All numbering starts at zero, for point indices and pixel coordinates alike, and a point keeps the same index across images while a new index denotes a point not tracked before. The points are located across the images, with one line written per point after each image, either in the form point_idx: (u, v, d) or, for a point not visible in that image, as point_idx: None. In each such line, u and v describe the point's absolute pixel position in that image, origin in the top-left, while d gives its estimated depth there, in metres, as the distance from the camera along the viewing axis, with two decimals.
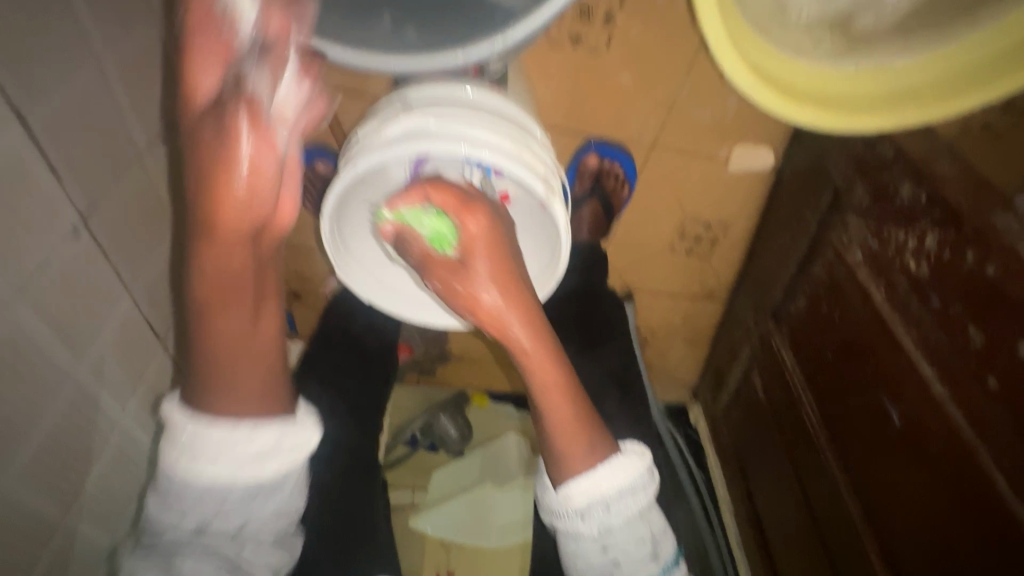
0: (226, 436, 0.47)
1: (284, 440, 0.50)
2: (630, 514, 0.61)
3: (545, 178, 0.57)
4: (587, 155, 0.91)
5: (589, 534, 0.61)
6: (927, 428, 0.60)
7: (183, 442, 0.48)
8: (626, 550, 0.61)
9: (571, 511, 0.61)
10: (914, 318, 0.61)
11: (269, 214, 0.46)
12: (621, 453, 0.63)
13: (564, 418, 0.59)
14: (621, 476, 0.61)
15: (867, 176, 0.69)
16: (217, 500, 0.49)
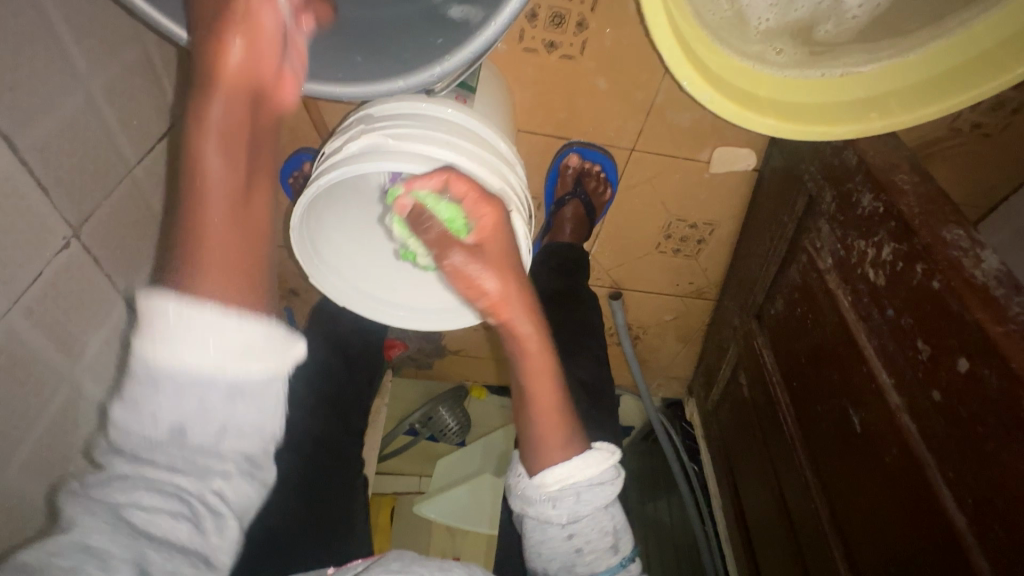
0: (205, 317, 0.39)
1: (264, 338, 0.42)
2: (597, 505, 0.63)
3: (503, 191, 0.59)
4: (569, 156, 0.94)
5: (558, 520, 0.63)
6: (883, 436, 0.61)
7: (156, 326, 0.39)
8: (588, 538, 0.63)
9: (545, 495, 0.63)
10: (875, 326, 0.62)
11: (264, 85, 0.47)
12: (597, 446, 0.66)
13: (544, 399, 0.64)
14: (593, 468, 0.64)
15: (835, 183, 0.68)
16: (193, 390, 0.39)
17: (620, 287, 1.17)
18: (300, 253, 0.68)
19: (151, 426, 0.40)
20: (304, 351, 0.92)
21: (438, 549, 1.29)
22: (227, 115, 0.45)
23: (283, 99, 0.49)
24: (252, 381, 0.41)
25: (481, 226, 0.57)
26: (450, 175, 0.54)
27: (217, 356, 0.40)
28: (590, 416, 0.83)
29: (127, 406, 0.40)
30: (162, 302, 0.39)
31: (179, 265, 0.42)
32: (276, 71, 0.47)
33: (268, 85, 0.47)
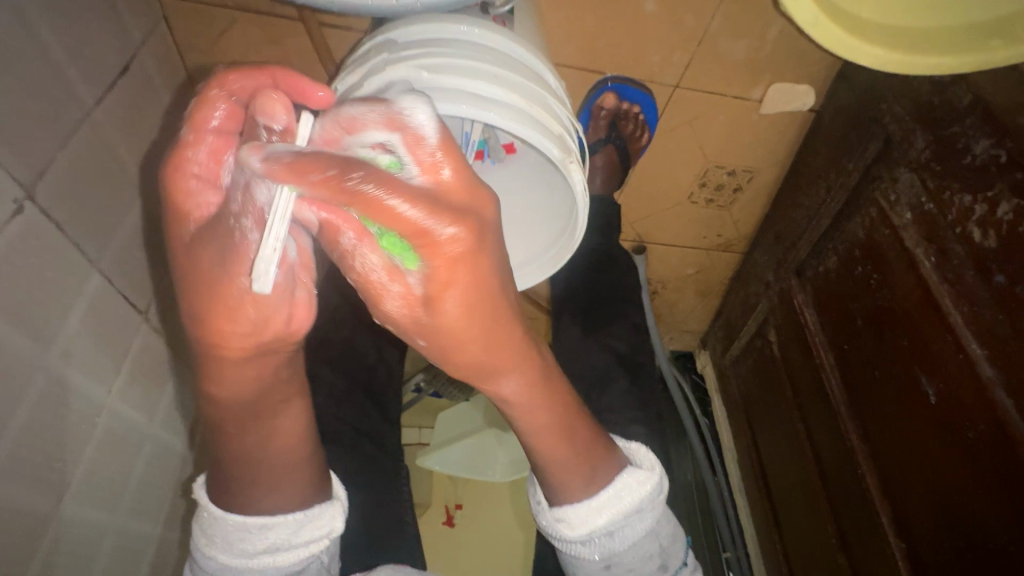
0: (241, 529, 0.50)
1: (288, 524, 0.51)
2: (635, 537, 0.54)
3: (560, 137, 0.49)
4: (603, 95, 0.83)
5: (590, 557, 0.54)
6: (966, 411, 0.57)
7: (207, 529, 0.51)
8: (631, 569, 0.54)
9: (573, 536, 0.54)
10: (969, 292, 0.56)
11: (276, 321, 0.42)
12: (632, 471, 0.56)
13: (557, 447, 0.53)
14: (625, 499, 0.54)
15: (930, 125, 0.60)
16: (232, 563, 0.50)
17: (644, 240, 1.08)
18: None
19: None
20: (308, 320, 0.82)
21: (440, 497, 1.32)
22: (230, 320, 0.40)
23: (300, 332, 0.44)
24: (287, 573, 0.51)
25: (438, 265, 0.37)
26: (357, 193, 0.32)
27: (255, 551, 0.50)
28: (626, 390, 0.77)
29: (194, 560, 0.52)
30: (205, 495, 0.52)
31: (259, 433, 0.51)
32: (290, 309, 0.42)
33: (284, 326, 0.42)
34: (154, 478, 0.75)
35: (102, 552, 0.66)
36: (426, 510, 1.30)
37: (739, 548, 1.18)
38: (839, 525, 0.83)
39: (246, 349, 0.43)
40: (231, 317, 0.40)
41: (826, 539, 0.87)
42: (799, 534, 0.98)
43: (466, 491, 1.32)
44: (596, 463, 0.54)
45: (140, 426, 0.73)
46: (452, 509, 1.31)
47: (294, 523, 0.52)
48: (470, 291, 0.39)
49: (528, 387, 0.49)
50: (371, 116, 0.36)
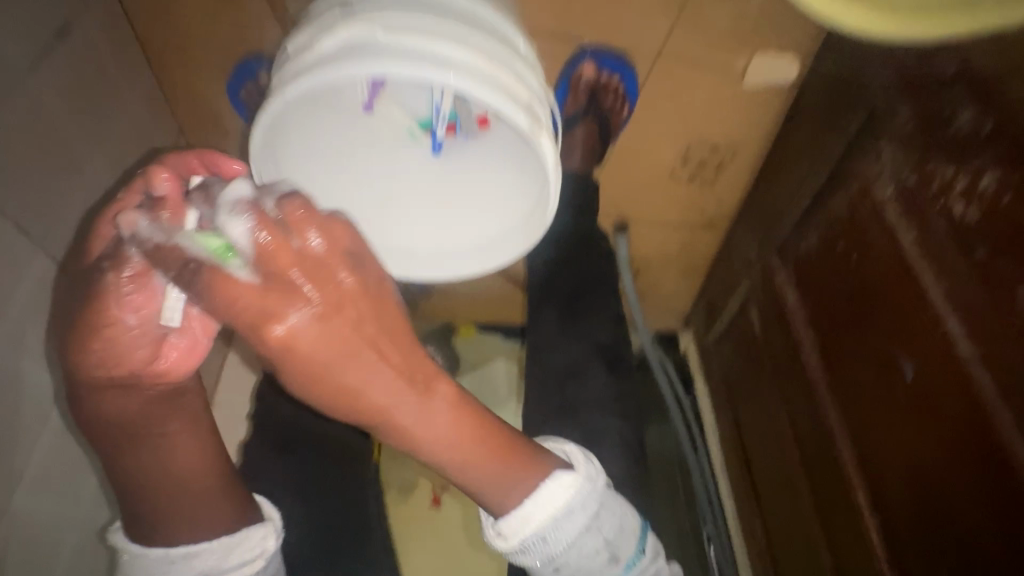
0: (163, 562, 0.51)
1: (209, 552, 0.51)
2: (573, 536, 0.52)
3: (530, 106, 0.46)
4: (582, 66, 0.80)
5: (535, 565, 0.53)
6: (943, 388, 0.57)
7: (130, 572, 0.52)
8: (579, 565, 0.53)
9: (511, 549, 0.52)
10: (949, 268, 0.55)
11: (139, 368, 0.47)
12: (554, 473, 0.53)
13: (492, 472, 0.51)
14: (547, 503, 0.52)
15: (915, 95, 0.58)
16: None
17: (626, 219, 1.06)
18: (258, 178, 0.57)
19: None
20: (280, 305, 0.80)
21: None
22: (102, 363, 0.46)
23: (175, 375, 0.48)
24: None
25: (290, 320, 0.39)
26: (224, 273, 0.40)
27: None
28: (604, 381, 0.77)
29: None
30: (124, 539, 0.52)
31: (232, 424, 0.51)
32: (156, 351, 0.47)
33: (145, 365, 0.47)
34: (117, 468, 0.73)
35: (62, 544, 0.64)
36: None
37: (719, 524, 1.19)
38: (816, 500, 0.84)
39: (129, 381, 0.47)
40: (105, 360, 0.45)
41: (804, 515, 0.88)
42: (779, 511, 0.99)
43: None
44: (525, 470, 0.51)
45: None
46: None
47: (218, 549, 0.52)
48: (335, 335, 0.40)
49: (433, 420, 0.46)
50: (213, 212, 0.41)
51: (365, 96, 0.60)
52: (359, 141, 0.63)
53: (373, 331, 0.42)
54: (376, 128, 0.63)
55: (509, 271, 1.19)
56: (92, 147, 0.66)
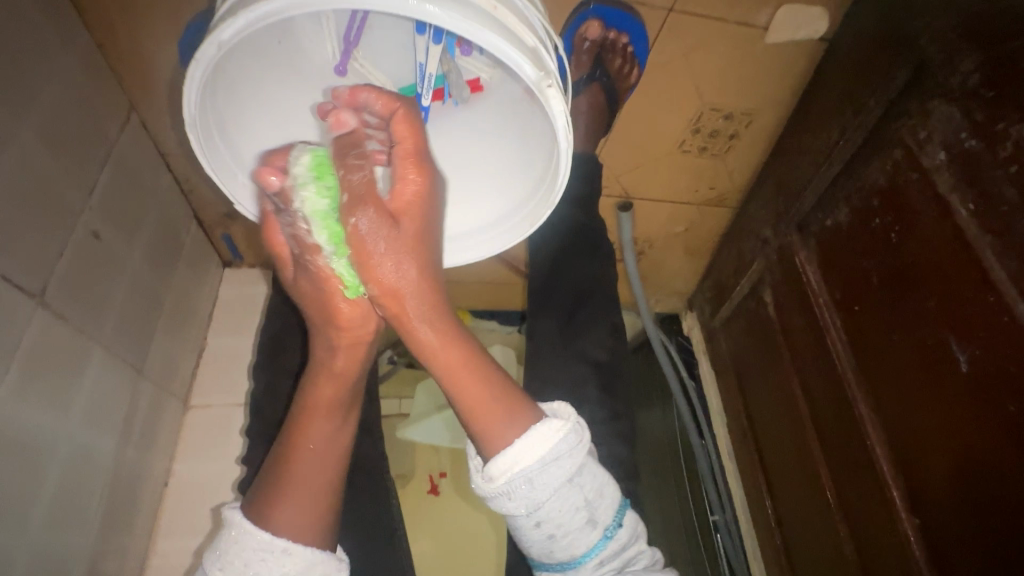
0: (264, 548, 0.49)
1: (310, 563, 0.51)
2: (556, 484, 0.50)
3: (535, 54, 0.39)
4: (587, 23, 0.72)
5: (518, 512, 0.51)
6: (1005, 381, 0.50)
7: (229, 547, 0.50)
8: (558, 518, 0.51)
9: (496, 492, 0.51)
10: (1015, 241, 0.48)
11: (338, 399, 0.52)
12: (542, 421, 0.51)
13: (475, 390, 0.50)
14: (535, 446, 0.50)
15: (982, 43, 0.51)
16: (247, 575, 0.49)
17: (630, 197, 0.97)
18: (199, 145, 0.48)
19: None
20: None
21: (422, 469, 1.19)
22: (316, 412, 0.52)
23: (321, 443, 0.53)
24: None
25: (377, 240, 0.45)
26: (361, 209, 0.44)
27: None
28: (599, 404, 0.70)
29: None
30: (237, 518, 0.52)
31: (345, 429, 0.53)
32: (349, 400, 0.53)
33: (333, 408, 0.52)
34: (70, 487, 0.66)
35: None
36: (407, 479, 1.19)
37: (727, 511, 1.15)
38: (840, 496, 0.78)
39: (319, 442, 0.53)
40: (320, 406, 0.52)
41: (825, 511, 0.83)
42: (795, 504, 0.93)
43: (450, 459, 1.20)
44: (511, 406, 0.50)
45: (48, 430, 0.62)
46: (435, 477, 1.19)
47: (308, 560, 0.50)
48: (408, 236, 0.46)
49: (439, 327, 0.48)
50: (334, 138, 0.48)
51: (337, 55, 0.51)
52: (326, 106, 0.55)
53: (417, 237, 0.47)
54: (347, 94, 0.54)
55: (507, 255, 1.11)
56: (17, 123, 0.56)
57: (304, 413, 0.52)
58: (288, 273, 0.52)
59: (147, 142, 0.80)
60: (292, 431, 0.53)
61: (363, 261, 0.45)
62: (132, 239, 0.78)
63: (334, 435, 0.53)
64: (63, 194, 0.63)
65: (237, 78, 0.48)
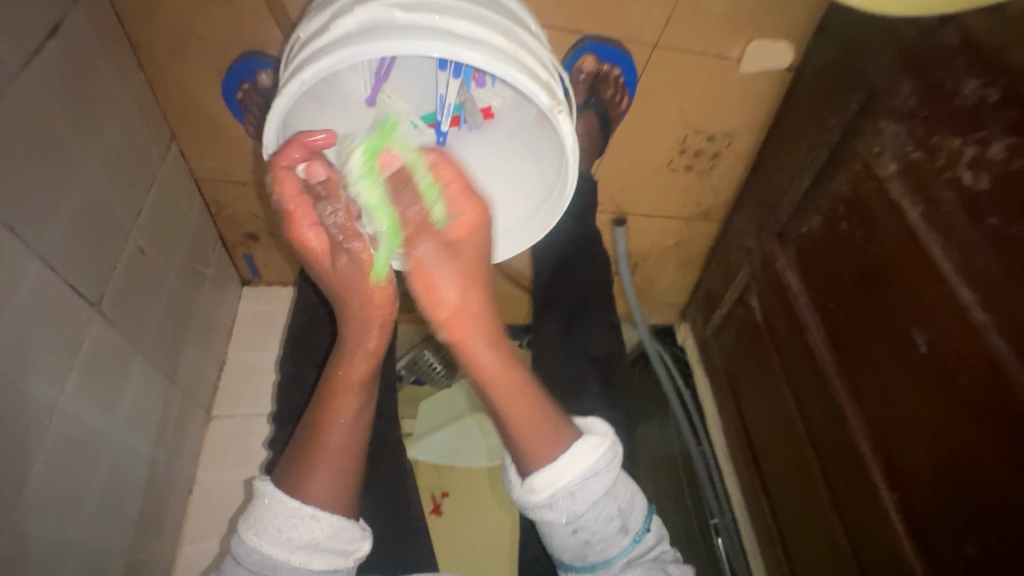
0: (295, 514, 0.54)
1: (337, 529, 0.55)
2: (596, 497, 0.56)
3: (547, 86, 0.47)
4: (582, 57, 0.79)
5: (558, 520, 0.57)
6: (960, 359, 0.57)
7: (262, 516, 0.54)
8: (595, 529, 0.57)
9: (538, 502, 0.56)
10: (958, 237, 0.56)
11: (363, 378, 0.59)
12: (582, 441, 0.57)
13: (520, 411, 0.57)
14: (581, 462, 0.56)
15: (917, 71, 0.60)
16: (279, 542, 0.53)
17: (624, 213, 1.06)
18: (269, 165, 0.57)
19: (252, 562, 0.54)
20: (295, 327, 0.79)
21: (426, 487, 1.22)
22: (348, 381, 0.58)
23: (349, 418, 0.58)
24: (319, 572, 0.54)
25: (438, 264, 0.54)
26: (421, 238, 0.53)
27: (299, 543, 0.54)
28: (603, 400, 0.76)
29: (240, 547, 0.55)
30: (267, 489, 0.56)
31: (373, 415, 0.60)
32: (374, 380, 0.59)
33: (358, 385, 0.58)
34: (114, 485, 0.70)
35: (61, 565, 0.61)
36: None
37: (726, 513, 1.20)
38: (830, 484, 0.84)
39: (346, 417, 0.59)
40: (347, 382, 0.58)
41: (818, 501, 0.88)
42: (790, 498, 0.99)
43: (451, 478, 1.23)
44: (553, 426, 0.58)
45: (98, 429, 0.67)
46: (438, 496, 1.22)
47: (334, 525, 0.55)
48: (462, 266, 0.55)
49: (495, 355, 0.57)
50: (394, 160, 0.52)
51: (368, 89, 0.59)
52: None
53: (476, 273, 0.55)
54: None
55: (509, 270, 1.19)
56: (84, 152, 0.64)
57: (334, 392, 0.58)
58: (324, 265, 0.54)
59: (182, 169, 0.88)
60: (321, 410, 0.59)
61: (424, 279, 0.54)
62: (168, 257, 0.84)
63: (359, 411, 0.59)
64: (116, 214, 0.70)
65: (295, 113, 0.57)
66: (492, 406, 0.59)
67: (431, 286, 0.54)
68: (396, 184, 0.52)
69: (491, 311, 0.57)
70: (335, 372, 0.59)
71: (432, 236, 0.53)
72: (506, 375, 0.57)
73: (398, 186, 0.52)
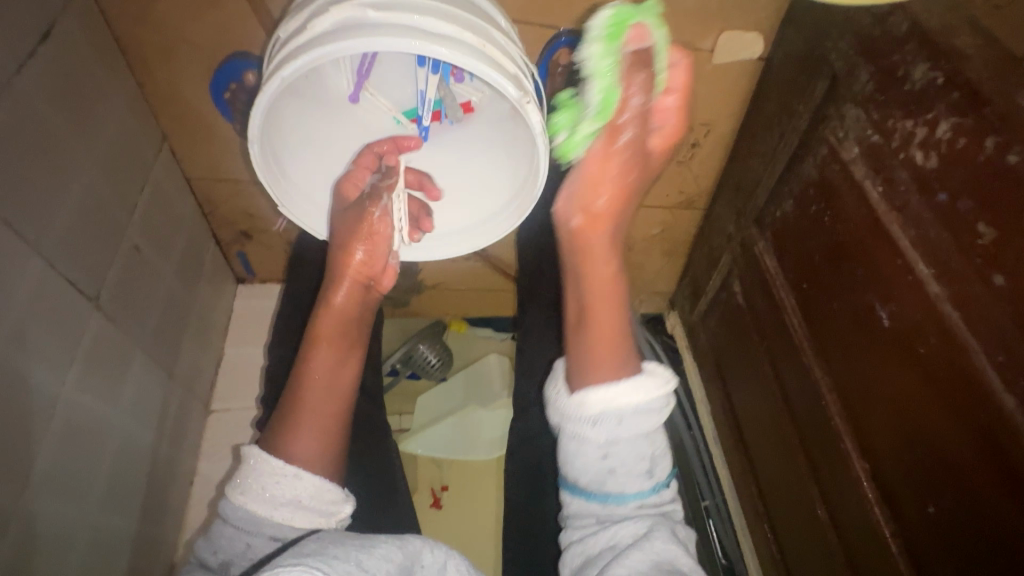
0: (277, 473, 0.53)
1: (320, 489, 0.54)
2: (639, 431, 0.60)
3: (517, 79, 0.50)
4: (558, 52, 0.81)
5: (596, 439, 0.60)
6: (917, 328, 0.61)
7: (247, 474, 0.54)
8: (624, 462, 0.60)
9: (587, 415, 0.60)
10: (914, 215, 0.60)
11: (340, 343, 0.62)
12: (647, 378, 0.61)
13: (602, 336, 0.63)
14: (639, 393, 0.60)
15: (874, 58, 0.63)
16: (261, 500, 0.53)
17: None
18: (261, 167, 0.59)
19: (235, 522, 0.53)
20: (288, 319, 0.81)
21: (425, 481, 1.25)
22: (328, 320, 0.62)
23: (324, 386, 0.60)
24: (299, 531, 0.53)
25: (614, 161, 0.58)
26: (623, 129, 0.56)
27: (283, 500, 0.53)
28: None
29: (225, 508, 0.54)
30: (252, 448, 0.55)
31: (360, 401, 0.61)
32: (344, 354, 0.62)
33: (334, 356, 0.61)
34: (118, 473, 0.73)
35: (70, 549, 0.64)
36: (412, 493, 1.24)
37: (717, 495, 1.22)
38: (809, 457, 0.88)
39: (327, 388, 0.60)
40: (322, 340, 0.62)
41: (799, 475, 0.91)
42: (774, 474, 1.02)
43: (451, 472, 1.26)
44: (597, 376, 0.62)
45: (102, 421, 0.69)
46: (438, 490, 1.25)
47: (317, 485, 0.54)
48: (630, 175, 0.59)
49: (608, 270, 0.63)
50: (637, 38, 0.54)
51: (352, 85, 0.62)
52: (347, 130, 0.66)
53: (631, 194, 0.61)
54: (361, 117, 0.65)
55: (498, 262, 1.21)
56: (79, 152, 0.66)
57: (314, 352, 0.61)
58: (338, 219, 0.65)
59: (175, 168, 0.90)
60: (300, 371, 0.60)
61: (593, 160, 0.58)
62: (164, 254, 0.87)
63: (335, 391, 0.60)
64: (112, 212, 0.72)
65: (284, 112, 0.59)
66: (583, 302, 0.64)
67: (600, 173, 0.58)
68: (629, 56, 0.54)
69: (623, 232, 0.65)
70: (315, 327, 0.63)
71: (628, 133, 0.56)
72: (618, 305, 0.64)
73: (636, 62, 0.54)
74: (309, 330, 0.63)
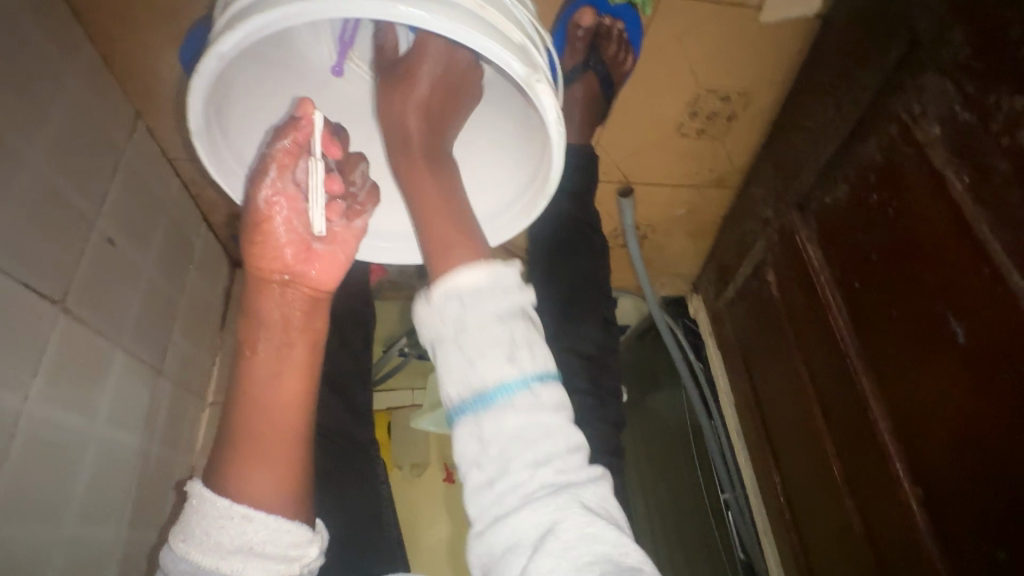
0: (223, 516, 0.49)
1: (273, 530, 0.50)
2: (487, 315, 0.45)
3: (526, 52, 0.41)
4: (580, 12, 0.72)
5: (443, 332, 0.45)
6: (1001, 349, 0.51)
7: (190, 518, 0.49)
8: (477, 347, 0.44)
9: (426, 314, 0.46)
10: (1011, 214, 0.49)
11: (294, 355, 0.55)
12: (488, 258, 0.49)
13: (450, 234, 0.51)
14: (476, 272, 0.46)
15: (971, 16, 0.51)
16: (206, 549, 0.48)
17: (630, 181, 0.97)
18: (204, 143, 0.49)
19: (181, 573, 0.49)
20: None
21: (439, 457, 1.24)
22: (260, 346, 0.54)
23: (281, 408, 0.53)
24: None
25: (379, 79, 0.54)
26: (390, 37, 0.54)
27: (232, 547, 0.48)
28: (587, 390, 0.70)
29: (169, 559, 0.50)
30: (197, 487, 0.51)
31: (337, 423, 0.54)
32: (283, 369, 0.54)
33: (282, 374, 0.54)
34: (99, 481, 0.69)
35: (45, 567, 0.60)
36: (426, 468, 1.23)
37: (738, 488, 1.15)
38: (846, 470, 0.80)
39: (289, 412, 0.54)
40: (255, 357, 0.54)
41: (834, 487, 0.83)
42: (803, 480, 0.94)
43: None
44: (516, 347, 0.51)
45: (76, 430, 0.65)
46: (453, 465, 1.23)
47: (270, 525, 0.50)
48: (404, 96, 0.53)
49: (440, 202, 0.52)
50: None
51: (334, 55, 0.52)
52: (326, 108, 0.56)
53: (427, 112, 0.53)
54: (345, 91, 0.56)
55: (509, 245, 1.12)
56: (26, 138, 0.58)
57: (274, 373, 0.54)
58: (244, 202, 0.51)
59: (152, 146, 0.82)
60: (257, 396, 0.53)
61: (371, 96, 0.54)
62: (143, 243, 0.79)
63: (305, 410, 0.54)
64: (75, 202, 0.65)
65: (244, 83, 0.49)
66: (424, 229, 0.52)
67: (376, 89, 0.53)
68: None
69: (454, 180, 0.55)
70: (246, 347, 0.54)
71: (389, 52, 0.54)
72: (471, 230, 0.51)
73: None
74: (251, 345, 0.54)
